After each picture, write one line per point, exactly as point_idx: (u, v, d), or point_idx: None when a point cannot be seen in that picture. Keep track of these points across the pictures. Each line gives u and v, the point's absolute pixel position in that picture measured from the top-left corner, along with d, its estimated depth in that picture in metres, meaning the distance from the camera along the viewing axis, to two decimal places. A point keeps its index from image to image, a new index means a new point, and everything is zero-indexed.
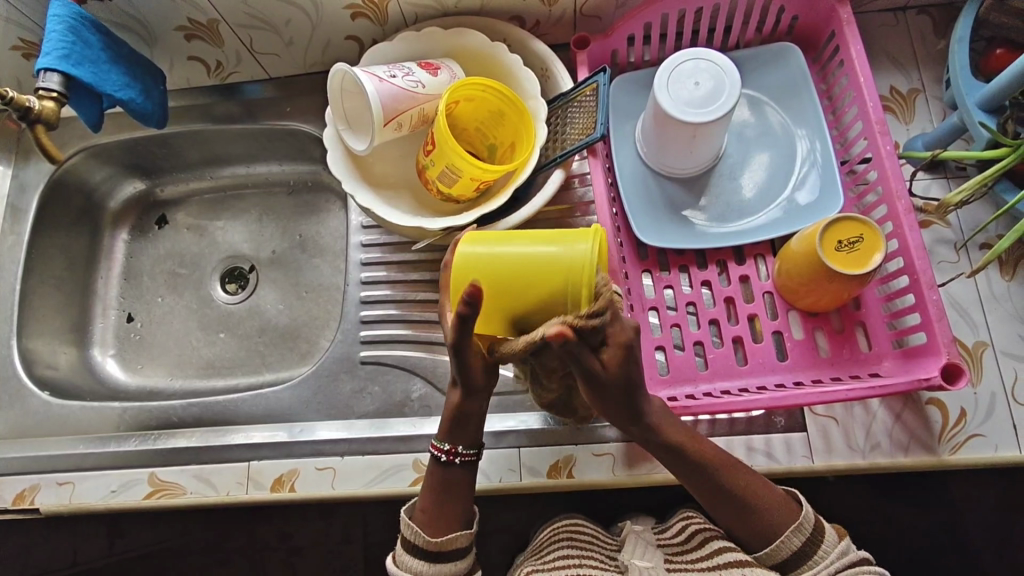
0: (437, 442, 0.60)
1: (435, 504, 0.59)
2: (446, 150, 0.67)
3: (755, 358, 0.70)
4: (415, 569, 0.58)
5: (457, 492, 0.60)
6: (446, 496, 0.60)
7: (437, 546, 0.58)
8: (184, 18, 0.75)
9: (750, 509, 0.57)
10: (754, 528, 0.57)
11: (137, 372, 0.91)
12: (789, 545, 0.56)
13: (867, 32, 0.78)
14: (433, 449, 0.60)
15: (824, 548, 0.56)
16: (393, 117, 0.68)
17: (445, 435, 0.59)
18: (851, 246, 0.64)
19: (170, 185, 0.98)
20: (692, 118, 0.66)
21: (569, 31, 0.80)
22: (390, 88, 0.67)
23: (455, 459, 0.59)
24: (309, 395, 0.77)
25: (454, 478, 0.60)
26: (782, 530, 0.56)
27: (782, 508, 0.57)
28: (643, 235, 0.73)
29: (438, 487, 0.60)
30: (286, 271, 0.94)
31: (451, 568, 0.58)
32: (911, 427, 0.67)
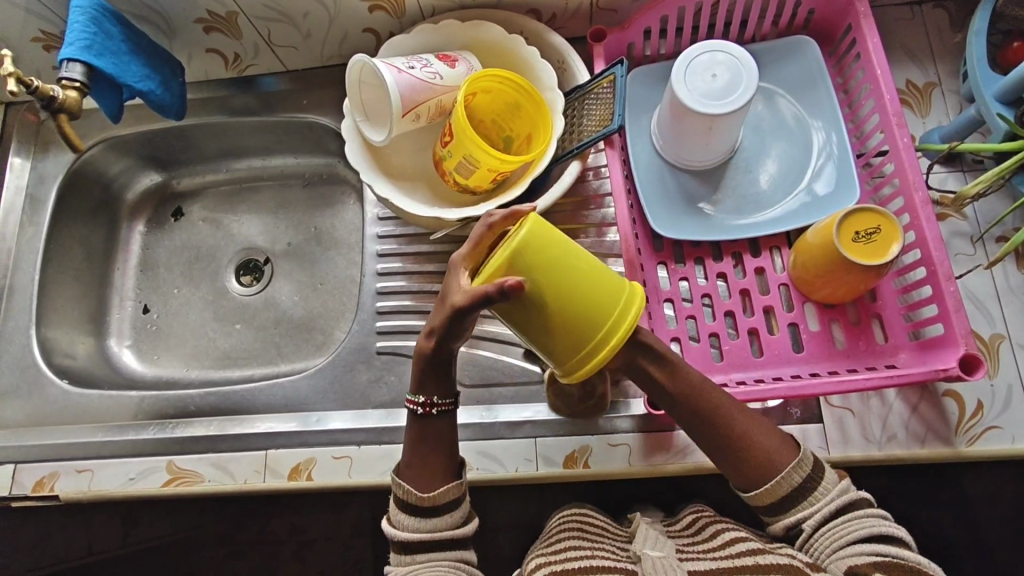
0: (412, 396, 0.60)
1: (415, 455, 0.59)
2: (463, 141, 0.67)
3: (770, 350, 0.70)
4: (411, 527, 0.58)
5: (437, 440, 0.60)
6: (428, 448, 0.60)
7: (427, 500, 0.58)
8: (203, 10, 0.76)
9: (752, 445, 0.57)
10: (752, 464, 0.57)
11: (154, 363, 0.92)
12: (789, 482, 0.56)
13: (884, 26, 0.79)
14: (408, 404, 0.60)
15: (824, 486, 0.56)
16: (412, 108, 0.68)
17: (417, 387, 0.59)
18: (869, 237, 0.64)
19: (186, 177, 0.99)
20: (708, 110, 0.67)
21: (585, 24, 0.81)
22: (409, 79, 0.67)
23: (431, 411, 0.59)
24: (325, 385, 0.78)
25: (431, 427, 0.60)
26: (783, 467, 0.56)
27: (778, 446, 0.57)
28: (659, 227, 0.73)
29: (418, 438, 0.60)
30: (301, 263, 0.95)
31: (446, 522, 0.58)
32: (927, 418, 0.67)
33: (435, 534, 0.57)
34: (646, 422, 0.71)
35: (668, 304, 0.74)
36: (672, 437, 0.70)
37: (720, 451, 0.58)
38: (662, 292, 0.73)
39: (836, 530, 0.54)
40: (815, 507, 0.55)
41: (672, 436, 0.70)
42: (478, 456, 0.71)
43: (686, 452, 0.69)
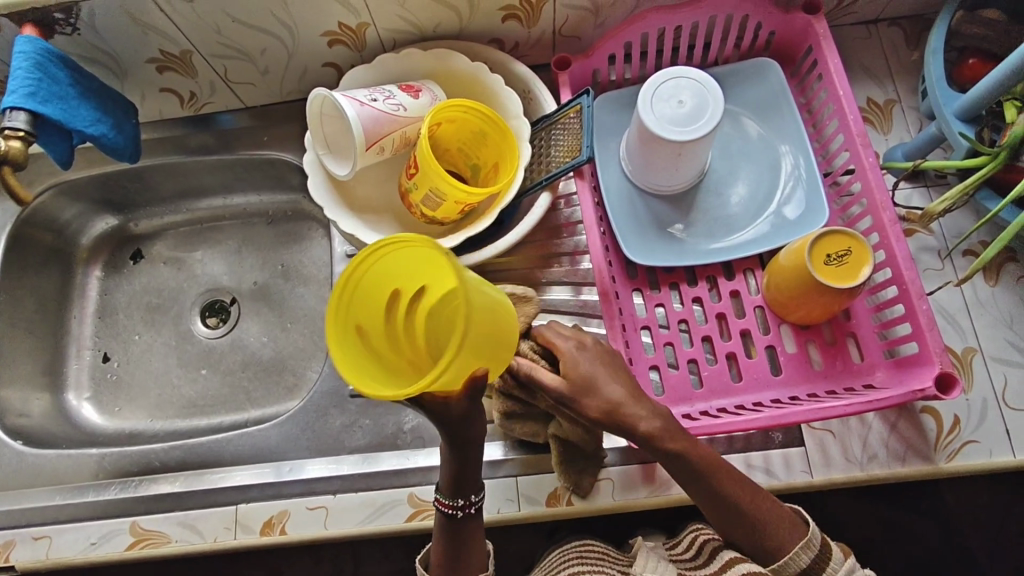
0: (447, 499, 0.58)
1: (450, 555, 0.59)
2: (429, 174, 0.66)
3: (749, 374, 0.70)
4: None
5: (472, 542, 0.59)
6: (462, 547, 0.59)
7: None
8: (155, 49, 0.72)
9: (772, 521, 0.56)
10: (756, 538, 0.56)
11: (115, 415, 0.89)
12: (797, 563, 0.55)
13: (842, 46, 0.80)
14: (442, 506, 0.59)
15: (832, 566, 0.55)
16: (375, 141, 0.66)
17: (450, 491, 0.58)
18: (840, 259, 0.63)
19: (145, 219, 0.96)
20: (675, 135, 0.66)
21: (548, 52, 0.80)
22: (371, 111, 0.66)
23: (469, 510, 0.59)
24: (297, 432, 0.74)
25: (454, 529, 0.59)
26: (793, 547, 0.56)
27: (787, 525, 0.56)
28: (633, 253, 0.73)
29: (449, 538, 0.59)
30: (269, 303, 0.93)
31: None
32: (907, 436, 0.67)
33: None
34: (629, 454, 0.69)
35: (644, 331, 0.73)
36: (658, 468, 0.68)
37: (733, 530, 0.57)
38: (638, 320, 0.73)
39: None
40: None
41: (655, 468, 0.68)
42: None
43: (671, 484, 0.68)
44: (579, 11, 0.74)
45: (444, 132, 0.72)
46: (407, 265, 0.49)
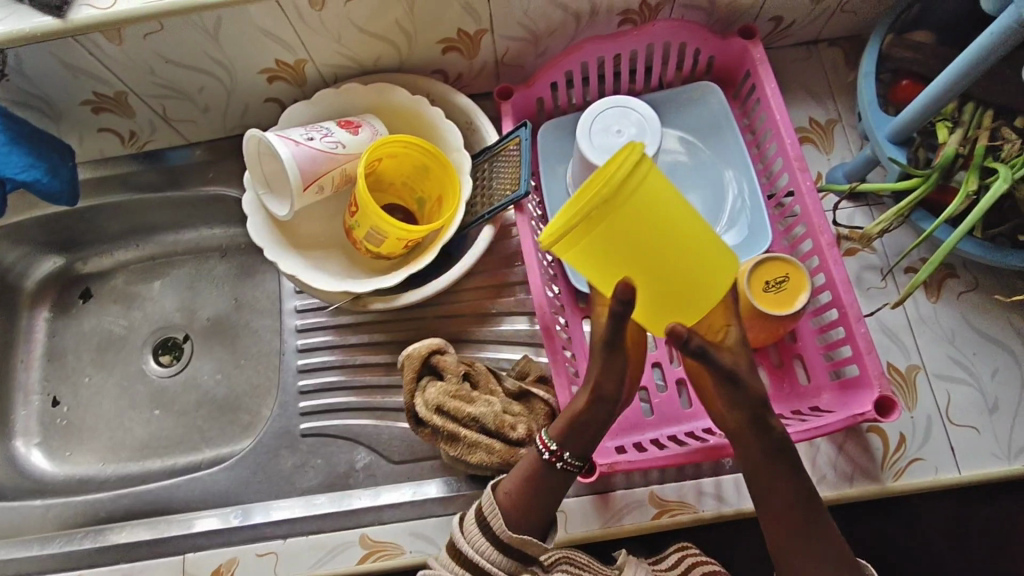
0: (547, 437, 0.58)
1: (525, 494, 0.57)
2: (368, 212, 0.66)
3: (698, 400, 0.70)
4: (484, 549, 0.55)
5: (552, 494, 0.58)
6: (538, 495, 0.58)
7: (519, 543, 0.55)
8: (88, 91, 0.71)
9: (834, 565, 0.52)
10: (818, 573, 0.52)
11: (65, 460, 0.87)
12: None
13: (782, 67, 0.81)
14: (541, 440, 0.58)
15: None
16: (312, 181, 0.66)
17: (557, 433, 0.58)
18: (778, 286, 0.63)
19: (93, 258, 0.94)
20: (609, 165, 0.67)
21: (492, 81, 0.80)
22: (306, 151, 0.65)
23: (558, 461, 0.58)
24: (248, 475, 0.73)
25: (543, 474, 0.58)
26: None
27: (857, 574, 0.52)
28: (580, 282, 0.73)
29: (535, 479, 0.58)
30: (223, 339, 0.92)
31: (509, 565, 0.56)
32: (854, 456, 0.67)
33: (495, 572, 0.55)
34: (581, 485, 0.69)
35: None
36: (613, 496, 0.68)
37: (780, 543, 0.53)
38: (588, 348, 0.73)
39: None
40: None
41: (610, 497, 0.68)
42: (410, 538, 0.66)
43: (627, 512, 0.67)
44: (519, 41, 0.74)
45: (383, 166, 0.71)
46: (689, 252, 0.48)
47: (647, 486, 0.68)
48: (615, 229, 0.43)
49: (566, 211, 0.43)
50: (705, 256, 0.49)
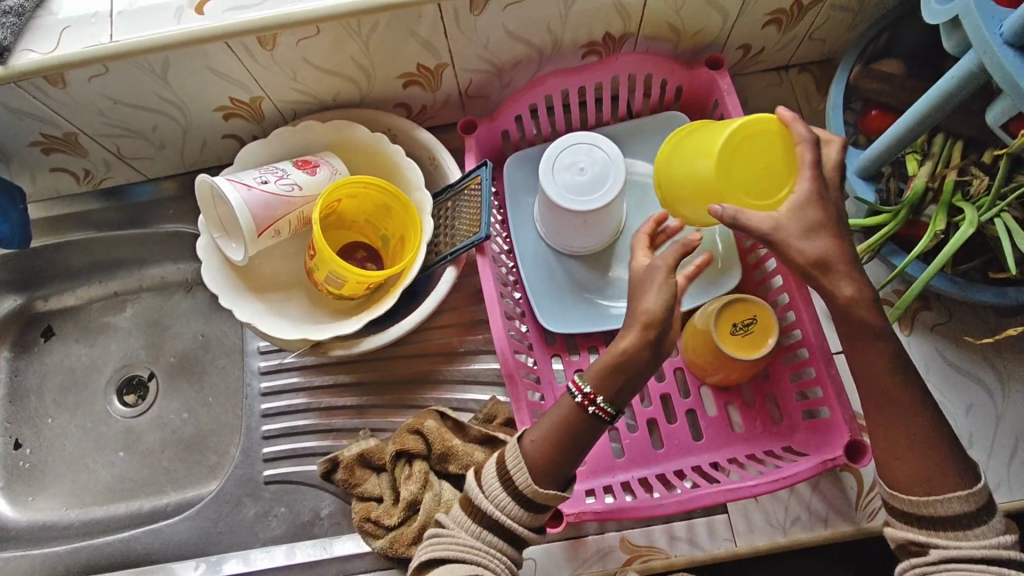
0: (584, 381, 0.54)
1: (551, 448, 0.54)
2: (325, 257, 0.64)
3: (670, 440, 0.69)
4: (501, 505, 0.53)
5: (572, 445, 0.54)
6: (565, 449, 0.54)
7: (540, 496, 0.53)
8: (36, 133, 0.69)
9: (942, 465, 0.51)
10: (911, 461, 0.51)
11: (27, 506, 0.85)
12: (947, 508, 0.49)
13: (753, 94, 0.80)
14: (574, 386, 0.54)
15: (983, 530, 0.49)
16: (267, 226, 0.64)
17: (595, 378, 0.54)
18: (746, 328, 0.62)
19: (54, 296, 0.91)
20: (575, 207, 0.66)
21: (458, 112, 0.78)
22: (260, 195, 0.63)
23: (589, 407, 0.54)
24: (209, 525, 0.71)
25: (583, 423, 0.54)
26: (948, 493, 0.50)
27: (947, 473, 0.50)
28: (547, 321, 0.72)
29: (566, 426, 0.54)
30: (189, 377, 0.90)
31: (530, 520, 0.54)
32: (829, 496, 0.66)
33: (516, 527, 0.53)
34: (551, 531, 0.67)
35: None
36: (583, 542, 0.66)
37: (887, 451, 0.52)
38: (558, 388, 0.71)
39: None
40: (960, 542, 0.49)
41: (581, 541, 0.66)
42: None
43: (597, 559, 0.66)
44: (481, 73, 0.72)
45: (342, 206, 0.69)
46: (752, 150, 0.56)
47: (618, 531, 0.66)
48: (678, 192, 0.62)
49: (687, 210, 0.63)
50: (742, 136, 0.56)
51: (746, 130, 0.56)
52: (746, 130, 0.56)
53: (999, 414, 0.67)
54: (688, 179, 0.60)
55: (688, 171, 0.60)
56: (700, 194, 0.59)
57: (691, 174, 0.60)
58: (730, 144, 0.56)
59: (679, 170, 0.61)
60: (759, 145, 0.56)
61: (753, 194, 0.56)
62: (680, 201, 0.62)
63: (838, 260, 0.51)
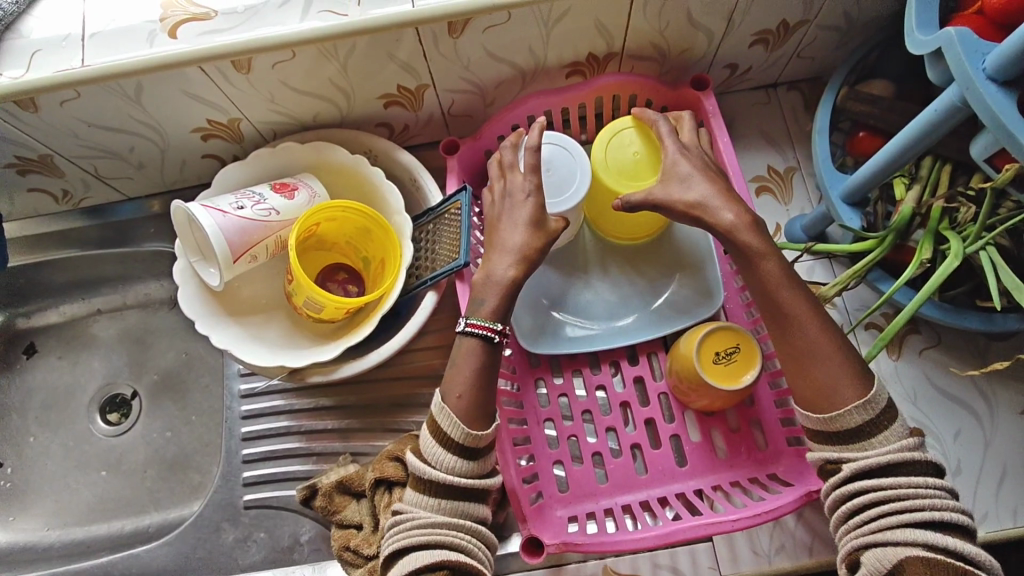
0: (489, 322, 0.58)
1: (473, 392, 0.56)
2: (302, 283, 0.63)
3: (654, 467, 0.68)
4: (447, 465, 0.54)
5: (490, 379, 0.57)
6: (484, 384, 0.57)
7: (479, 441, 0.54)
8: (10, 155, 0.68)
9: (840, 372, 0.54)
10: (814, 378, 0.54)
11: (9, 526, 0.84)
12: (849, 419, 0.52)
13: (741, 112, 0.78)
14: (478, 328, 0.58)
15: (886, 435, 0.52)
16: (243, 252, 0.64)
17: (495, 315, 0.59)
18: (729, 357, 0.60)
19: (36, 314, 0.90)
20: (552, 209, 0.65)
21: (441, 131, 0.77)
22: (235, 221, 0.63)
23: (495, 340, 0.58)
24: (188, 551, 0.70)
25: (490, 356, 0.58)
26: (847, 404, 0.52)
27: (845, 381, 0.53)
28: (530, 343, 0.70)
29: (483, 364, 0.57)
30: (172, 395, 0.89)
31: (480, 468, 0.55)
32: (813, 524, 0.65)
33: (470, 480, 0.54)
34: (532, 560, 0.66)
35: (548, 423, 0.71)
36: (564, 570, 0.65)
37: (791, 370, 0.56)
38: (541, 413, 0.70)
39: (893, 490, 0.49)
40: (870, 454, 0.51)
41: (562, 570, 0.65)
42: None
43: None
44: (463, 93, 0.71)
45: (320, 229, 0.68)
46: (619, 144, 0.66)
47: (601, 559, 0.66)
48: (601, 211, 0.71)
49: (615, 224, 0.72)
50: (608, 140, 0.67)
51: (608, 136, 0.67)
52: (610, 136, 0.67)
53: (988, 441, 0.67)
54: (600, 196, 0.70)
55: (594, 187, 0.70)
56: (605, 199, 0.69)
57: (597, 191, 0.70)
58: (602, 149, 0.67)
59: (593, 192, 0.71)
60: (621, 141, 0.66)
61: (628, 171, 0.65)
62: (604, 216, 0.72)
63: (747, 229, 0.57)
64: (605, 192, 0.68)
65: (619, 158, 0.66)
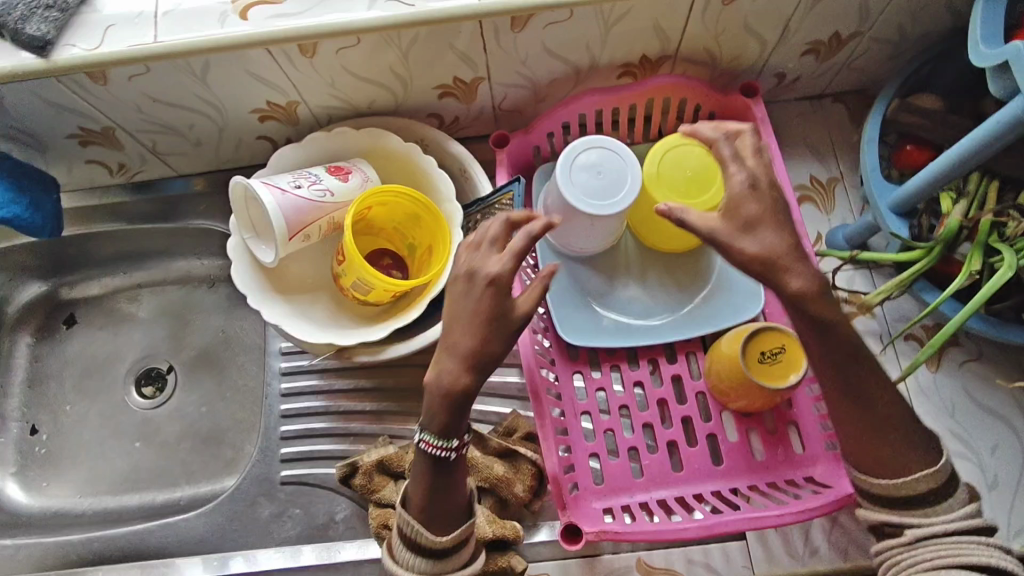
0: (434, 440, 0.52)
1: (432, 499, 0.53)
2: (355, 265, 0.64)
3: (690, 465, 0.68)
4: (415, 566, 0.54)
5: (452, 485, 0.54)
6: (441, 490, 0.53)
7: (446, 546, 0.53)
8: (75, 126, 0.69)
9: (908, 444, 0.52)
10: (875, 449, 0.52)
11: (41, 492, 0.85)
12: (914, 488, 0.51)
13: (787, 120, 0.79)
14: (429, 449, 0.52)
15: (947, 502, 0.51)
16: (299, 231, 0.65)
17: (446, 430, 0.51)
18: (774, 356, 0.62)
19: (79, 284, 0.92)
20: (607, 211, 0.64)
21: (490, 124, 0.79)
22: (294, 200, 0.64)
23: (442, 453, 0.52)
24: (224, 524, 0.71)
25: (440, 467, 0.53)
26: (913, 472, 0.51)
27: (913, 449, 0.52)
28: (570, 336, 0.71)
29: (432, 476, 0.53)
30: (210, 372, 0.90)
31: (457, 563, 0.55)
32: (848, 530, 0.66)
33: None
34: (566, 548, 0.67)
35: (585, 416, 0.72)
36: (597, 561, 0.66)
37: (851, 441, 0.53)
38: (579, 405, 0.71)
39: (950, 550, 0.49)
40: (936, 519, 0.50)
41: (596, 561, 0.66)
42: None
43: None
44: (517, 88, 0.73)
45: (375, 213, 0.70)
46: (672, 158, 0.65)
47: (635, 551, 0.67)
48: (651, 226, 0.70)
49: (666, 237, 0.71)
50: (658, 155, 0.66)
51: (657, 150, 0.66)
52: (659, 151, 0.65)
53: None
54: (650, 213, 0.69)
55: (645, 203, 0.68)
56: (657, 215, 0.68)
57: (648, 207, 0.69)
58: (652, 166, 0.65)
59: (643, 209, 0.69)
60: (674, 154, 0.65)
61: (684, 186, 0.64)
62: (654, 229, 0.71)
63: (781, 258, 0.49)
64: (654, 207, 0.67)
65: (671, 174, 0.65)
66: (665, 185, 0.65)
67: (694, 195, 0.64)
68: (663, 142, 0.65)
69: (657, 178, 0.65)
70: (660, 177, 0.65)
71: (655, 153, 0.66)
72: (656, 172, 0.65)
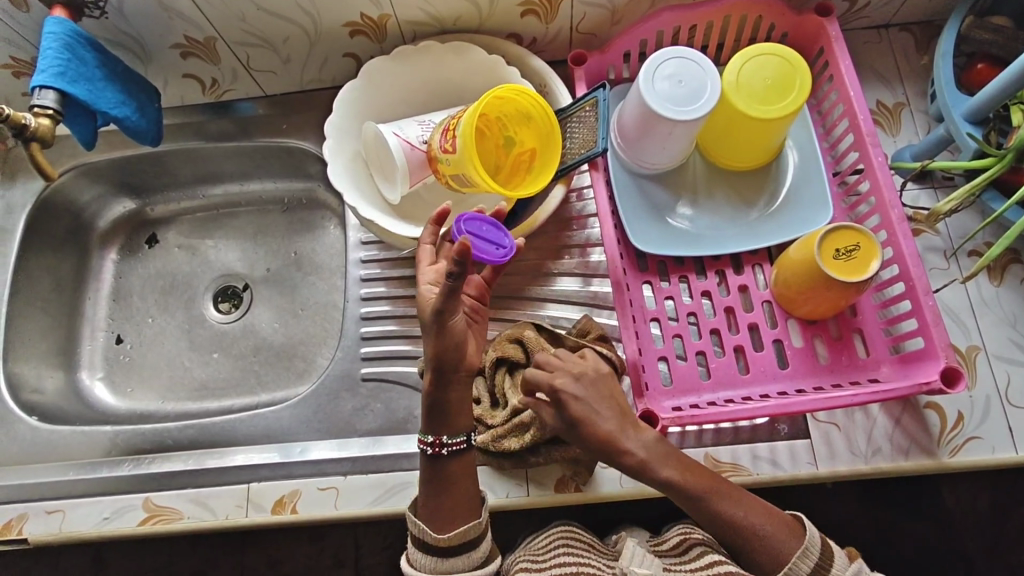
0: (422, 435, 0.60)
1: (433, 497, 0.59)
2: (463, 160, 0.66)
3: (756, 367, 0.71)
4: (430, 566, 0.58)
5: (453, 482, 0.59)
6: (444, 488, 0.59)
7: (448, 541, 0.58)
8: (180, 35, 0.75)
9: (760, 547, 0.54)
10: (768, 547, 0.54)
11: (127, 396, 0.89)
12: (797, 571, 0.54)
13: (854, 49, 0.81)
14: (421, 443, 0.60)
15: (836, 570, 0.54)
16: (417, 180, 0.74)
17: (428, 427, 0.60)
18: (849, 254, 0.65)
19: (162, 204, 0.97)
20: (688, 117, 0.67)
21: (565, 48, 0.82)
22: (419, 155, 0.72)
23: (441, 450, 0.59)
24: (309, 415, 0.77)
25: (443, 463, 0.60)
26: (789, 556, 0.54)
27: (784, 532, 0.55)
28: (643, 245, 0.74)
29: (432, 475, 0.60)
30: (281, 289, 0.93)
31: (466, 562, 0.58)
32: (910, 430, 0.68)
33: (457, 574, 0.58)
34: None
35: (654, 323, 0.74)
36: None
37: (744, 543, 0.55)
38: (648, 312, 0.74)
39: None
40: None
41: None
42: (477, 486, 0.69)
43: None
44: (597, 8, 0.75)
45: (478, 103, 0.65)
46: (752, 68, 0.69)
47: (703, 448, 0.69)
48: (724, 140, 0.74)
49: (738, 153, 0.75)
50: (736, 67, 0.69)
51: (736, 61, 0.69)
52: (739, 61, 0.69)
53: None
54: (725, 126, 0.72)
55: (720, 117, 0.72)
56: (733, 128, 0.72)
57: (722, 120, 0.72)
58: (731, 75, 0.69)
59: (717, 123, 0.73)
60: (754, 64, 0.69)
61: (764, 95, 0.68)
62: (728, 145, 0.74)
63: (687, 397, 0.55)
64: (732, 115, 0.70)
65: (750, 82, 0.69)
66: (745, 93, 0.69)
67: (773, 102, 0.68)
68: (744, 52, 0.69)
69: (736, 86, 0.69)
70: (739, 86, 0.69)
71: (735, 63, 0.69)
72: (735, 80, 0.69)
